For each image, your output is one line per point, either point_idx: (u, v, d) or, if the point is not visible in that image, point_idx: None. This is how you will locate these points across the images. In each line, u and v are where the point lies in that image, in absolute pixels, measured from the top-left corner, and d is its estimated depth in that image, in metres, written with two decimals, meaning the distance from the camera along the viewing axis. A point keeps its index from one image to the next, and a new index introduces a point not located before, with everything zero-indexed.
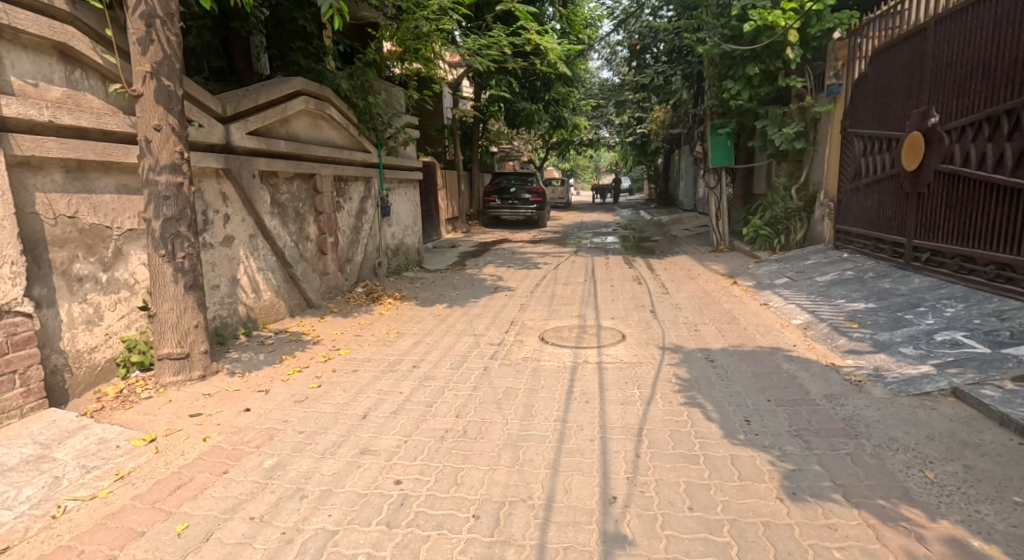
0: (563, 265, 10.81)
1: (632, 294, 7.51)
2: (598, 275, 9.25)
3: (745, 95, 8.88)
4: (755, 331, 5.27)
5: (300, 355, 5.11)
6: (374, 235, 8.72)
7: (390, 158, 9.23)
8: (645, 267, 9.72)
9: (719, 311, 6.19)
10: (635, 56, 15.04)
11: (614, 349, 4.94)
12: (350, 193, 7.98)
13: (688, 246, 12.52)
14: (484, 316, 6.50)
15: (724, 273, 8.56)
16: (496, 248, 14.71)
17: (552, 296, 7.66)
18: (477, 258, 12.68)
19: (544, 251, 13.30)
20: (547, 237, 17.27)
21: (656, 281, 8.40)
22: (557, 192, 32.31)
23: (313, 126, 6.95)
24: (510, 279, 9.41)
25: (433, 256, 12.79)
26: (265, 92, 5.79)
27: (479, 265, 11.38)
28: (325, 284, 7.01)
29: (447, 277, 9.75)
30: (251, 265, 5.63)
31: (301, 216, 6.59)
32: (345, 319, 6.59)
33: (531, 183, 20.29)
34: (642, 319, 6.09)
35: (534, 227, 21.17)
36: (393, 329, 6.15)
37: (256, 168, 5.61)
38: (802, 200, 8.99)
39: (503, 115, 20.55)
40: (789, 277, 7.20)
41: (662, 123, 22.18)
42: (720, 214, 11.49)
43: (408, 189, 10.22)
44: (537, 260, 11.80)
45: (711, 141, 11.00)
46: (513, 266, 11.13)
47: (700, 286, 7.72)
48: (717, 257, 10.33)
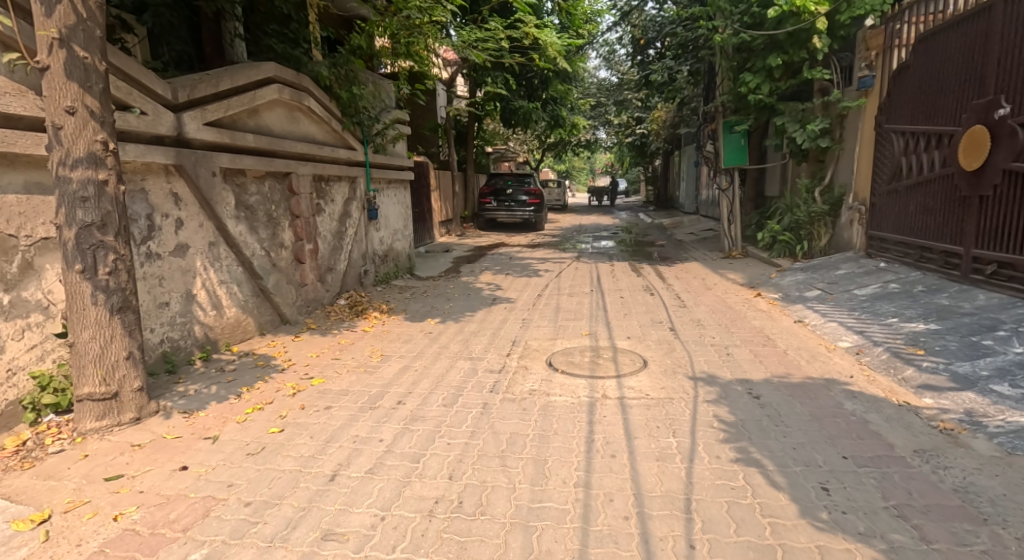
0: (566, 272, 10.08)
1: (644, 307, 6.78)
2: (605, 284, 8.51)
3: (765, 89, 8.18)
4: (797, 355, 4.53)
5: (263, 386, 4.30)
6: (360, 241, 7.95)
7: (377, 157, 8.46)
8: (654, 275, 9.02)
9: (748, 329, 5.47)
10: (639, 51, 14.37)
11: (636, 379, 4.20)
12: (333, 195, 7.20)
13: (697, 252, 11.80)
14: (482, 334, 5.74)
15: (744, 283, 7.83)
16: (493, 252, 13.99)
17: (556, 309, 6.91)
18: (473, 264, 11.91)
19: (544, 256, 12.57)
20: (545, 241, 16.54)
21: (670, 292, 7.67)
22: (554, 194, 31.63)
23: (289, 119, 6.16)
24: (509, 288, 8.66)
25: (427, 262, 11.99)
26: (229, 77, 5.00)
27: (475, 272, 10.61)
28: (303, 297, 6.23)
29: (440, 286, 8.98)
30: (212, 277, 4.85)
31: (273, 220, 5.81)
32: (323, 336, 5.81)
33: (528, 184, 19.44)
34: (662, 338, 5.35)
35: (532, 230, 20.37)
36: (376, 350, 5.35)
37: (218, 165, 4.83)
38: (828, 204, 8.25)
39: (499, 114, 19.86)
40: (821, 289, 6.46)
41: (664, 122, 21.47)
42: (734, 217, 10.76)
43: (398, 190, 9.45)
44: (538, 266, 11.06)
45: (723, 139, 10.27)
46: (512, 273, 10.37)
47: (719, 299, 6.99)
48: (731, 264, 9.60)
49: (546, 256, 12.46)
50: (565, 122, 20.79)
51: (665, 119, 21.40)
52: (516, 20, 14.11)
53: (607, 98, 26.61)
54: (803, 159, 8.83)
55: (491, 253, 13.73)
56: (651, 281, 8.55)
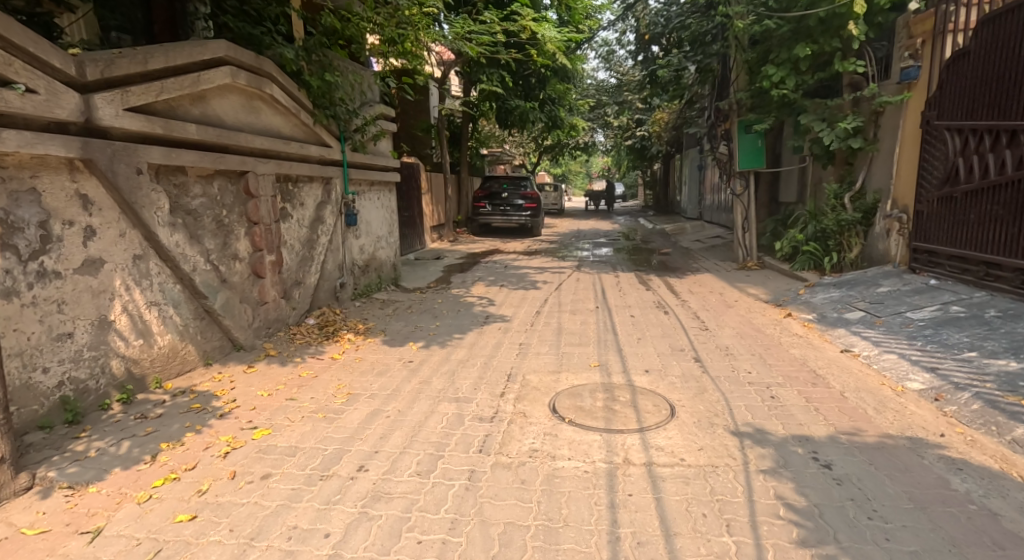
0: (566, 284, 9.20)
1: (659, 329, 5.91)
2: (611, 299, 7.62)
3: (790, 82, 7.36)
4: (859, 399, 3.66)
5: (190, 442, 3.37)
6: (335, 250, 7.05)
7: (356, 156, 7.58)
8: (665, 289, 8.16)
9: (786, 360, 4.60)
10: (642, 47, 13.57)
11: (664, 434, 3.32)
12: (302, 198, 6.30)
13: (708, 261, 10.94)
14: (472, 364, 4.85)
15: (768, 299, 6.96)
16: (486, 260, 13.11)
17: (559, 331, 6.02)
18: (465, 273, 11.02)
19: (542, 265, 11.69)
20: (542, 248, 15.67)
21: (685, 310, 6.81)
22: (550, 198, 30.84)
23: (247, 109, 5.27)
24: (504, 303, 7.76)
25: (415, 271, 11.09)
26: (164, 54, 4.10)
27: (468, 283, 9.71)
28: (261, 317, 5.32)
29: (428, 300, 8.08)
30: (138, 299, 3.93)
31: (224, 227, 4.90)
32: (282, 366, 4.87)
33: (524, 188, 18.54)
34: (687, 373, 4.48)
35: (529, 235, 19.48)
36: (342, 385, 4.42)
37: (146, 160, 3.94)
38: (859, 211, 7.43)
39: (494, 115, 19.05)
40: (863, 310, 5.59)
41: (666, 124, 20.68)
42: (749, 224, 9.91)
43: (380, 193, 8.56)
44: (536, 277, 10.19)
45: (738, 141, 9.46)
46: (508, 284, 9.48)
47: (744, 319, 6.13)
48: (748, 277, 8.73)
49: (544, 266, 11.58)
50: (564, 123, 19.96)
51: (668, 120, 20.59)
52: (513, 12, 13.30)
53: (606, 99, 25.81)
54: (829, 162, 8.05)
55: (485, 261, 12.84)
56: (661, 297, 7.69)
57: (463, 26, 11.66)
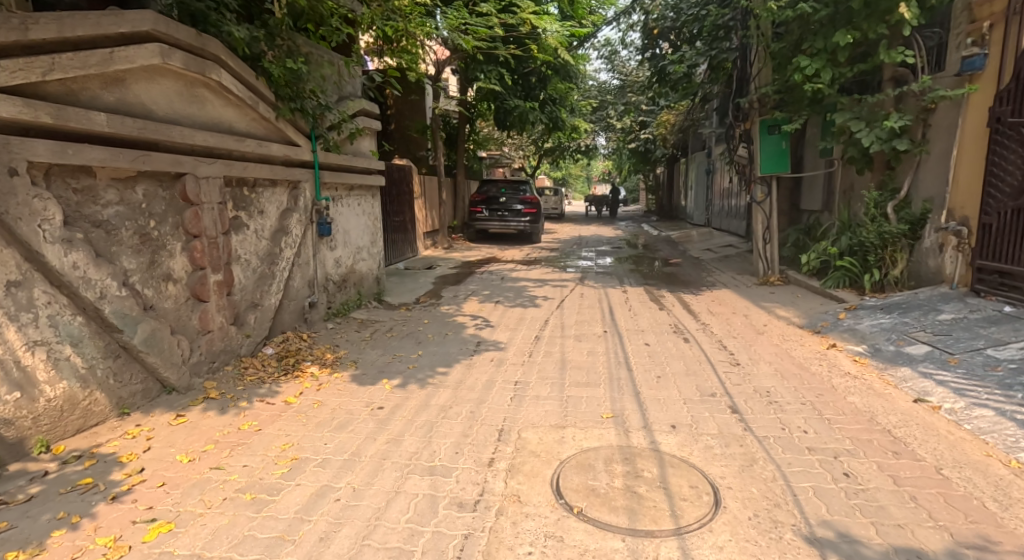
0: (569, 301, 8.31)
1: (681, 363, 5.00)
2: (620, 321, 6.72)
3: (827, 75, 6.51)
4: (964, 486, 2.78)
5: (53, 547, 2.45)
6: (302, 265, 6.15)
7: (333, 157, 6.70)
8: (681, 309, 7.28)
9: (845, 414, 3.70)
10: (650, 44, 12.74)
11: (708, 539, 2.45)
12: (263, 205, 5.41)
13: (722, 274, 10.03)
14: (457, 414, 3.96)
15: (803, 324, 6.06)
16: (482, 270, 12.23)
17: (562, 364, 5.11)
18: (458, 286, 10.13)
19: (543, 278, 10.78)
20: (543, 256, 14.78)
21: (708, 337, 5.91)
22: (550, 203, 30.01)
23: (187, 98, 4.36)
24: (499, 324, 6.84)
25: (403, 284, 10.21)
26: (54, 21, 3.29)
27: (460, 299, 8.79)
28: (203, 350, 4.41)
29: (412, 321, 7.16)
30: (13, 340, 3.03)
31: (151, 242, 4.00)
32: (220, 413, 3.94)
33: (523, 192, 17.64)
34: (724, 429, 3.57)
35: (528, 242, 18.56)
36: (287, 446, 3.47)
37: (27, 157, 3.14)
38: (905, 223, 6.56)
39: (493, 115, 18.22)
40: (928, 345, 4.68)
41: (673, 126, 19.83)
42: (771, 235, 9.02)
43: (361, 198, 7.68)
44: (535, 292, 9.26)
45: (760, 143, 8.64)
46: (504, 300, 8.56)
47: (779, 352, 5.23)
48: (771, 294, 7.82)
49: (544, 278, 10.67)
50: (566, 125, 19.11)
51: (674, 122, 19.72)
52: (513, 3, 12.48)
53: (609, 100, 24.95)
54: (867, 166, 7.21)
55: (481, 271, 11.96)
56: (677, 319, 6.79)
57: (458, 16, 10.79)
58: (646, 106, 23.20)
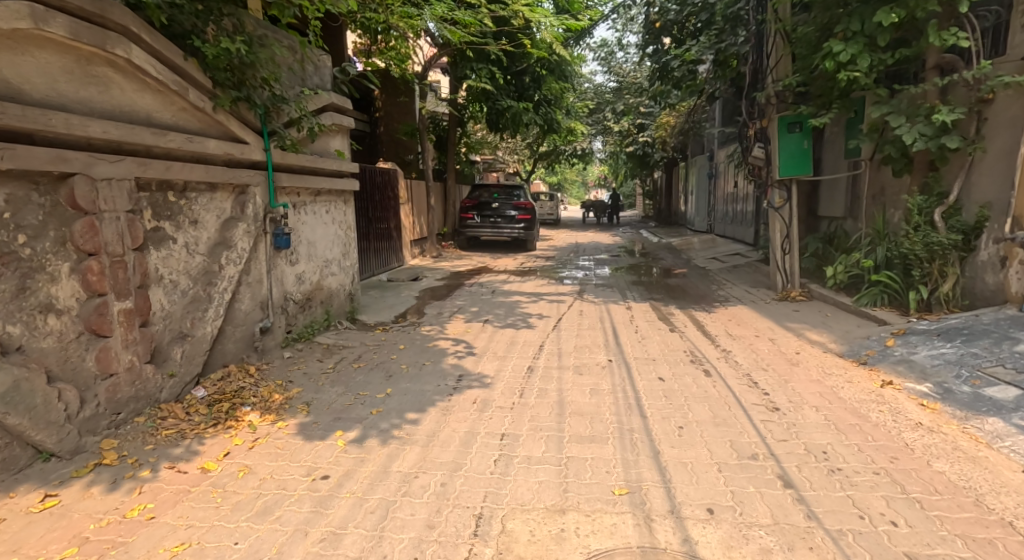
0: (566, 320, 7.42)
1: (706, 408, 4.08)
2: (626, 347, 5.79)
3: (864, 60, 5.65)
4: None
5: None
6: (252, 284, 5.21)
7: (293, 157, 5.79)
8: (693, 330, 6.40)
9: (939, 492, 2.81)
10: (652, 39, 11.99)
11: None
12: (199, 215, 4.50)
13: (734, 288, 9.14)
14: (424, 488, 3.06)
15: (843, 353, 5.17)
16: (472, 281, 11.35)
17: (559, 409, 4.18)
18: (444, 301, 9.22)
19: (537, 291, 9.86)
20: (537, 266, 13.90)
21: (731, 368, 5.00)
22: (545, 209, 29.18)
23: (82, 78, 3.50)
24: (485, 351, 5.91)
25: (383, 299, 9.29)
26: None
27: (444, 318, 7.86)
28: (105, 400, 3.49)
29: (386, 346, 6.22)
30: None
31: (18, 263, 3.12)
32: (107, 489, 3.02)
33: (516, 197, 16.73)
34: (780, 518, 2.67)
35: (522, 250, 17.64)
36: (179, 549, 2.54)
37: None
38: (956, 232, 5.71)
39: (485, 116, 17.36)
40: (1018, 387, 3.78)
41: (673, 128, 19.06)
42: (790, 245, 8.14)
43: (329, 205, 6.76)
44: (528, 308, 8.34)
45: (779, 142, 7.82)
46: (493, 320, 7.63)
47: (823, 391, 4.32)
48: (795, 313, 6.93)
49: (538, 291, 9.75)
50: (561, 127, 18.28)
51: (675, 124, 18.93)
52: None
53: (606, 101, 24.20)
54: (905, 167, 6.33)
55: (470, 283, 11.07)
56: (692, 344, 5.87)
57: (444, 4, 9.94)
58: (645, 107, 22.44)
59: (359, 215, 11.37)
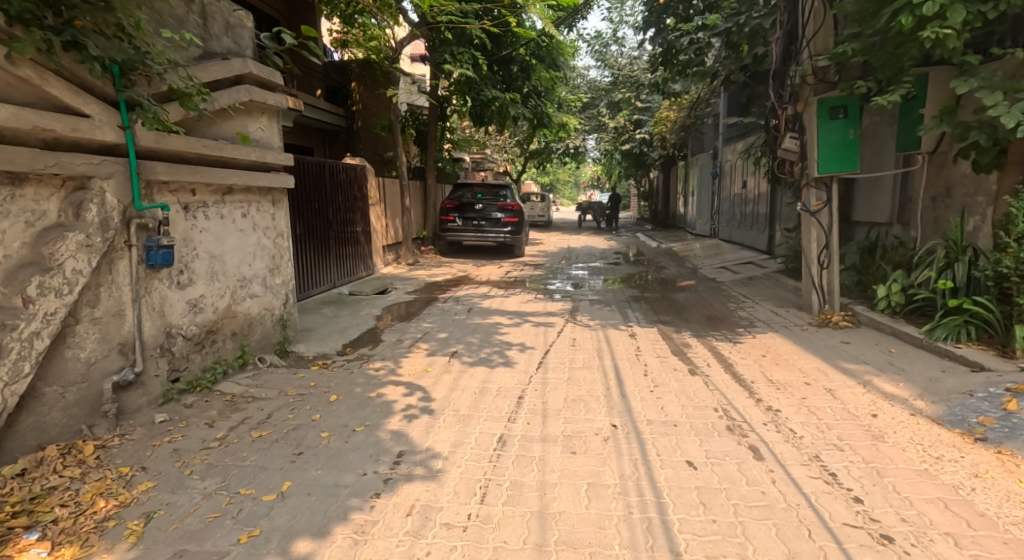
0: (555, 353, 5.94)
1: (770, 536, 2.58)
2: (634, 405, 4.31)
3: (962, 14, 4.18)
4: None
5: None
6: (98, 321, 3.63)
7: (177, 141, 4.25)
8: (718, 376, 4.94)
9: None
10: (654, 17, 10.79)
11: None
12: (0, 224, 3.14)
13: (755, 307, 7.68)
14: None
15: (938, 418, 3.70)
16: (447, 295, 9.84)
17: (541, 535, 2.69)
18: (410, 323, 7.70)
19: (521, 310, 8.34)
20: (524, 275, 12.39)
21: (788, 444, 3.49)
22: (536, 210, 27.67)
23: None
24: (444, 408, 4.36)
25: (337, 321, 7.76)
26: None
27: (402, 350, 6.28)
28: None
29: (313, 397, 4.64)
30: None
31: None
32: None
33: (502, 198, 15.16)
34: None
35: (509, 256, 16.11)
36: None
37: None
38: None
39: (468, 109, 15.94)
40: None
41: (673, 123, 17.76)
42: (830, 259, 6.70)
43: (240, 207, 5.23)
44: (508, 335, 6.80)
45: (819, 131, 6.38)
46: (463, 352, 6.07)
47: (946, 499, 2.79)
48: (845, 348, 5.44)
49: (522, 310, 8.22)
50: (553, 122, 16.84)
51: (676, 118, 17.59)
52: None
53: (601, 96, 22.88)
54: (995, 159, 4.97)
55: (445, 298, 9.54)
56: (724, 400, 4.37)
57: None
58: (642, 102, 21.11)
59: (313, 216, 9.86)
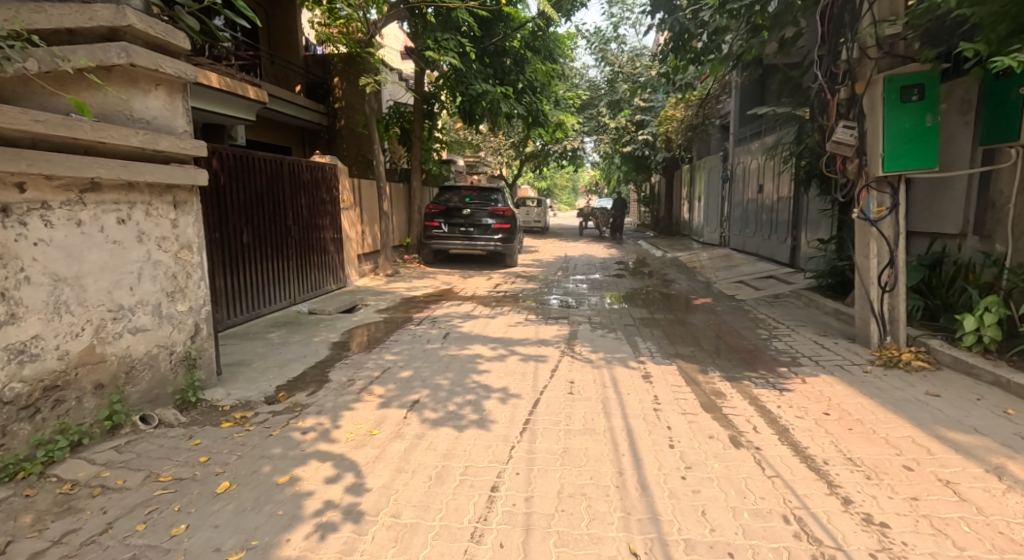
0: (546, 405, 4.54)
1: None
2: (662, 508, 2.93)
3: None
4: None
5: None
6: None
7: None
8: (772, 451, 3.54)
9: None
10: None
11: None
12: None
13: (795, 339, 6.29)
14: None
15: None
16: (424, 316, 8.43)
17: None
18: (370, 355, 6.28)
19: (508, 337, 6.94)
20: (516, 289, 10.97)
21: None
22: (532, 216, 26.31)
23: None
24: (379, 510, 2.96)
25: (282, 353, 6.35)
26: None
27: (348, 398, 4.84)
28: None
29: (193, 484, 3.24)
30: None
31: None
32: None
33: (493, 202, 13.73)
34: None
35: (499, 266, 14.69)
36: None
37: None
38: None
39: (456, 104, 14.60)
40: None
41: (679, 123, 16.49)
42: (896, 280, 5.32)
43: (115, 209, 3.86)
44: (488, 374, 5.38)
45: (883, 119, 5.03)
46: (426, 403, 4.65)
47: None
48: (935, 405, 4.04)
49: (509, 338, 6.81)
50: (549, 121, 15.55)
51: (682, 117, 16.31)
52: None
53: (600, 96, 21.63)
54: None
55: (421, 319, 8.12)
56: (794, 500, 2.95)
57: None
58: (645, 101, 19.84)
59: (265, 221, 8.47)
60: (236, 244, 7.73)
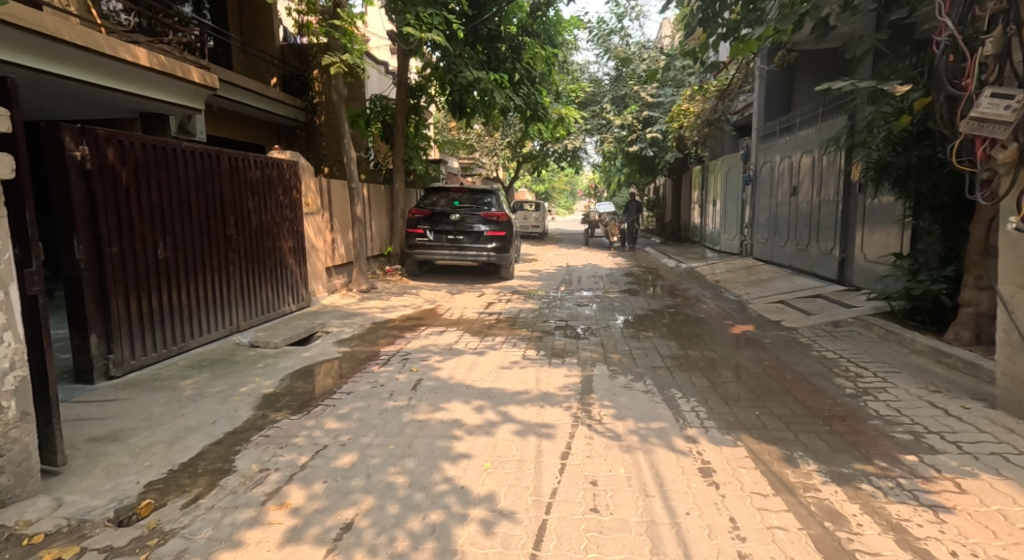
0: (554, 537, 2.81)
1: None
2: None
3: None
4: None
5: None
6: None
7: None
8: None
9: None
10: None
11: None
12: None
13: (897, 397, 4.54)
14: None
15: None
16: (394, 350, 6.66)
17: None
18: (305, 419, 4.52)
19: (499, 387, 5.18)
20: (512, 309, 9.20)
21: None
22: (530, 220, 24.59)
23: None
24: None
25: (187, 417, 4.61)
26: None
27: (241, 518, 3.10)
28: None
29: None
30: None
31: None
32: None
33: (486, 206, 11.99)
34: None
35: (492, 278, 12.93)
36: None
37: None
38: None
39: (443, 94, 12.91)
40: None
41: (694, 118, 14.79)
42: None
43: None
44: (467, 462, 3.62)
45: None
46: (362, 531, 2.92)
47: None
48: None
49: (500, 390, 5.03)
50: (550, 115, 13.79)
51: (698, 111, 14.60)
52: None
53: (604, 90, 19.94)
54: None
55: (389, 357, 6.35)
56: None
57: None
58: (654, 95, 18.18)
59: (194, 230, 6.68)
60: (146, 259, 5.94)
